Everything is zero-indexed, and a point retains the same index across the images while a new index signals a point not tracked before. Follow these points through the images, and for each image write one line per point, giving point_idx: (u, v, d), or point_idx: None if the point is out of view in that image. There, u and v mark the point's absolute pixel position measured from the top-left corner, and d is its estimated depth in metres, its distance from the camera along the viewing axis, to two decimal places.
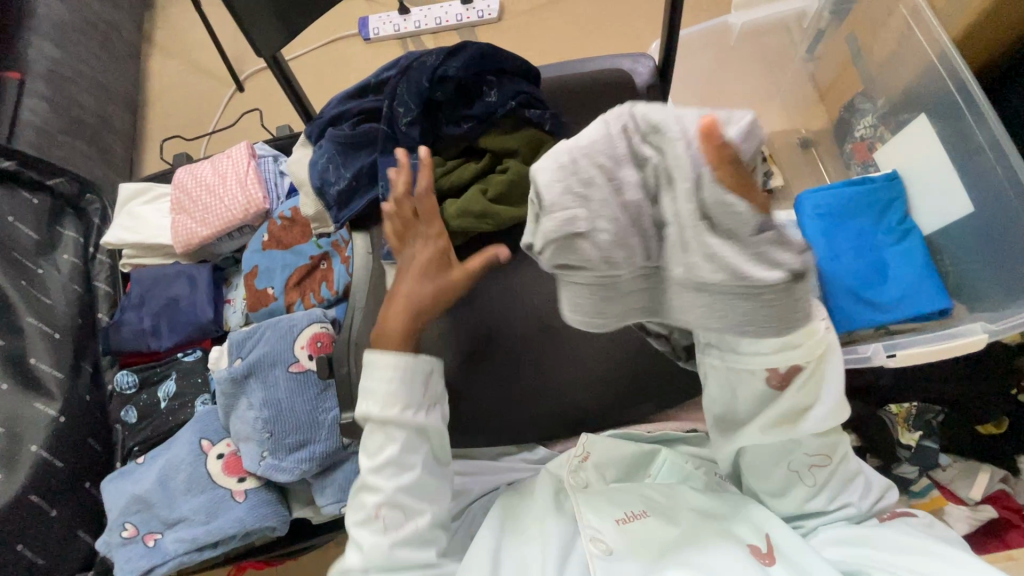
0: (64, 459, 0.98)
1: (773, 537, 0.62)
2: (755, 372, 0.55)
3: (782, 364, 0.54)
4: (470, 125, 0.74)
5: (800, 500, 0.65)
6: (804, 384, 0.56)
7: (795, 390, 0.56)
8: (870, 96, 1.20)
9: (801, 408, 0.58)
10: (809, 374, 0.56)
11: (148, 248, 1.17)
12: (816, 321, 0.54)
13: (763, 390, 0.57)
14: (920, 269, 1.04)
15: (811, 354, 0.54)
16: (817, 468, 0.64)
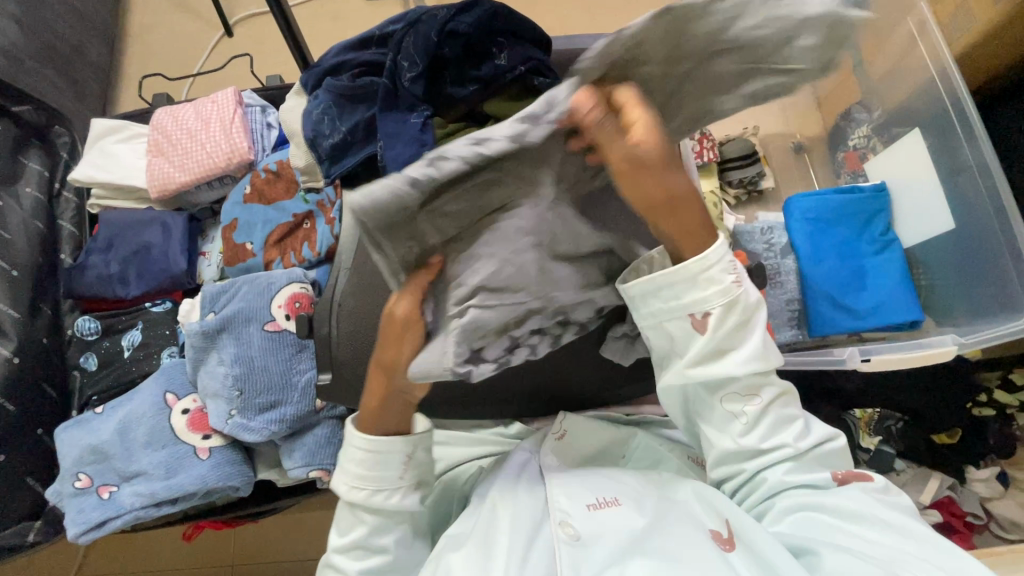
0: (16, 403, 0.93)
1: (731, 521, 0.59)
2: (679, 312, 0.56)
3: (696, 307, 0.55)
4: (476, 86, 0.71)
5: (734, 437, 0.61)
6: (729, 319, 0.56)
7: (721, 325, 0.56)
8: (867, 106, 1.22)
9: (722, 349, 0.58)
10: (739, 313, 0.56)
11: (120, 190, 1.11)
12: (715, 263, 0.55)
13: (684, 327, 0.57)
14: (900, 279, 1.07)
15: (721, 298, 0.56)
16: (753, 415, 0.60)
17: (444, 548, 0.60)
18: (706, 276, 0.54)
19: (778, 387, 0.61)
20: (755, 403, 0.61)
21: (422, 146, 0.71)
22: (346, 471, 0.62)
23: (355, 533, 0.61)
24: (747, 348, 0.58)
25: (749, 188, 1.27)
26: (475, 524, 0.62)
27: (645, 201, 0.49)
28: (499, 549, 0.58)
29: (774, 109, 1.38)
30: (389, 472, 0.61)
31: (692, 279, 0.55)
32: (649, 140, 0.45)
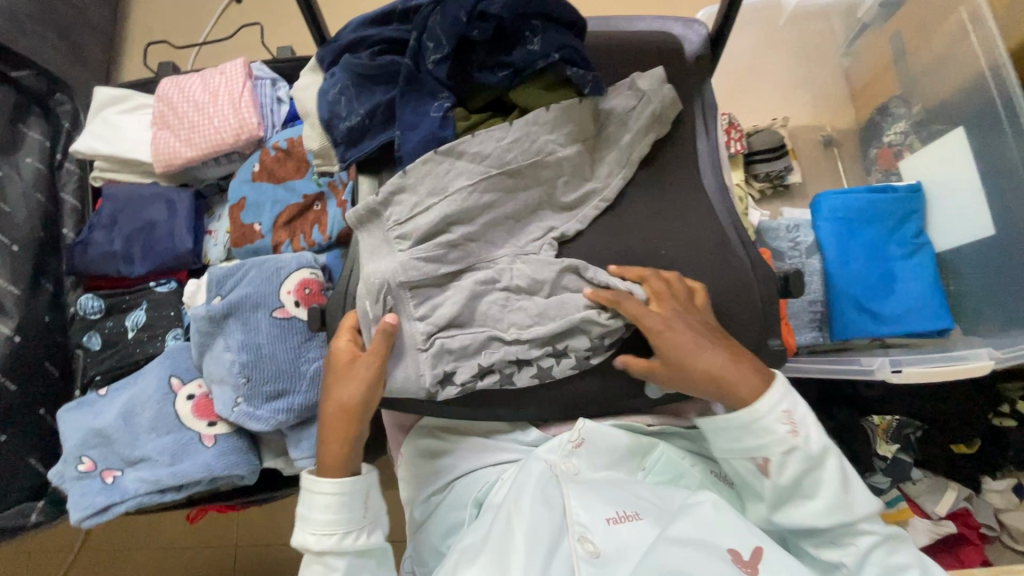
0: (17, 382, 0.91)
1: (762, 550, 0.56)
2: (745, 458, 0.63)
3: (756, 452, 0.62)
4: (505, 73, 0.67)
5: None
6: (787, 467, 0.61)
7: (781, 470, 0.61)
8: (906, 100, 1.14)
9: (800, 496, 0.62)
10: (797, 460, 0.61)
11: (123, 163, 1.07)
12: (772, 412, 0.62)
13: (750, 470, 0.63)
14: (930, 285, 1.02)
15: (780, 448, 0.61)
16: (841, 549, 0.60)
17: (456, 565, 0.58)
18: (758, 424, 0.62)
19: (878, 533, 0.60)
20: (851, 551, 0.60)
21: (444, 137, 0.66)
22: (308, 522, 0.63)
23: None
24: (821, 495, 0.60)
25: (775, 183, 1.21)
26: (490, 537, 0.60)
27: (705, 372, 0.63)
28: (515, 565, 0.56)
29: (804, 101, 1.29)
30: (355, 513, 0.64)
31: (743, 427, 0.62)
32: (672, 340, 0.64)
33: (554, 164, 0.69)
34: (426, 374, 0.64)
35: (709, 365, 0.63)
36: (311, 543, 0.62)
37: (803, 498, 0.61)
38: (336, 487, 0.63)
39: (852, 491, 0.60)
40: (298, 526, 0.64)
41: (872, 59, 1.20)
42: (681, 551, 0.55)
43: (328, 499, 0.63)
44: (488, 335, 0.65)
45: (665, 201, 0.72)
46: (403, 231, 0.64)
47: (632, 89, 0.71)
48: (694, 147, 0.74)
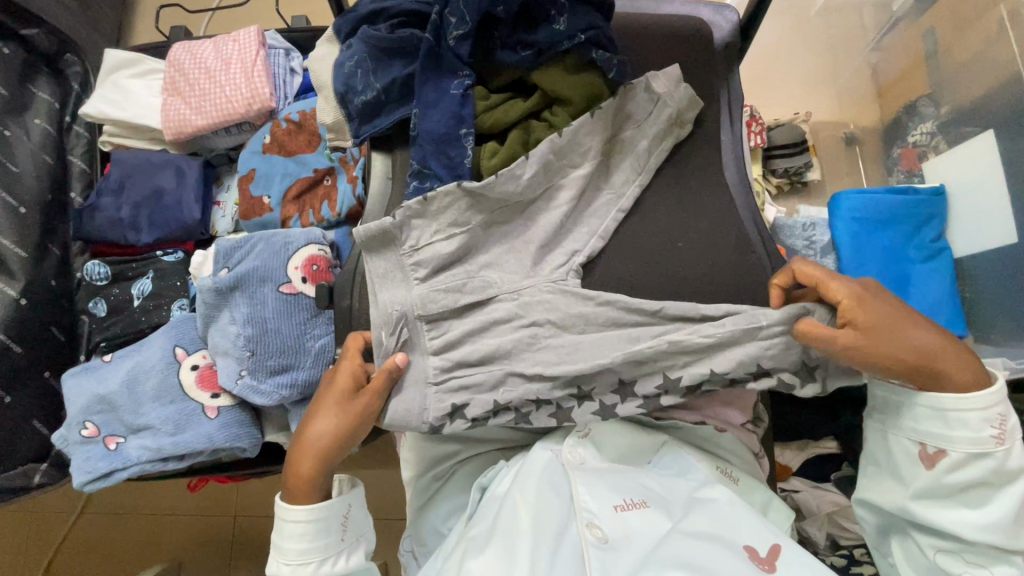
0: (22, 344, 0.91)
1: (780, 547, 0.56)
2: (913, 440, 0.62)
3: (932, 441, 0.60)
4: (528, 53, 0.65)
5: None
6: (968, 467, 0.59)
7: (958, 468, 0.59)
8: (936, 100, 1.08)
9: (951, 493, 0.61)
10: (983, 466, 0.59)
11: (133, 128, 1.05)
12: (974, 415, 0.58)
13: (910, 454, 0.62)
14: (945, 292, 0.98)
15: (966, 449, 0.59)
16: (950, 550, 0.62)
17: (463, 557, 0.57)
18: (959, 416, 0.58)
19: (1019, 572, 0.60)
20: (980, 571, 0.61)
21: (461, 119, 0.65)
22: (282, 553, 0.62)
23: None
24: (986, 509, 0.60)
25: (793, 179, 1.18)
26: (498, 524, 0.59)
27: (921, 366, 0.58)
28: (524, 550, 0.56)
29: (829, 95, 1.26)
30: (331, 541, 0.62)
31: (941, 414, 0.59)
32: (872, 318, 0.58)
33: (572, 149, 0.67)
34: (430, 409, 0.62)
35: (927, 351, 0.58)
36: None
37: (964, 503, 0.61)
38: (309, 514, 0.61)
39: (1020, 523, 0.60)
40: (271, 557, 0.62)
41: (903, 54, 1.15)
42: (695, 542, 0.56)
43: (300, 528, 0.61)
44: (503, 373, 0.62)
45: (685, 193, 0.70)
46: (423, 255, 0.63)
47: (657, 74, 0.69)
48: (716, 139, 0.72)
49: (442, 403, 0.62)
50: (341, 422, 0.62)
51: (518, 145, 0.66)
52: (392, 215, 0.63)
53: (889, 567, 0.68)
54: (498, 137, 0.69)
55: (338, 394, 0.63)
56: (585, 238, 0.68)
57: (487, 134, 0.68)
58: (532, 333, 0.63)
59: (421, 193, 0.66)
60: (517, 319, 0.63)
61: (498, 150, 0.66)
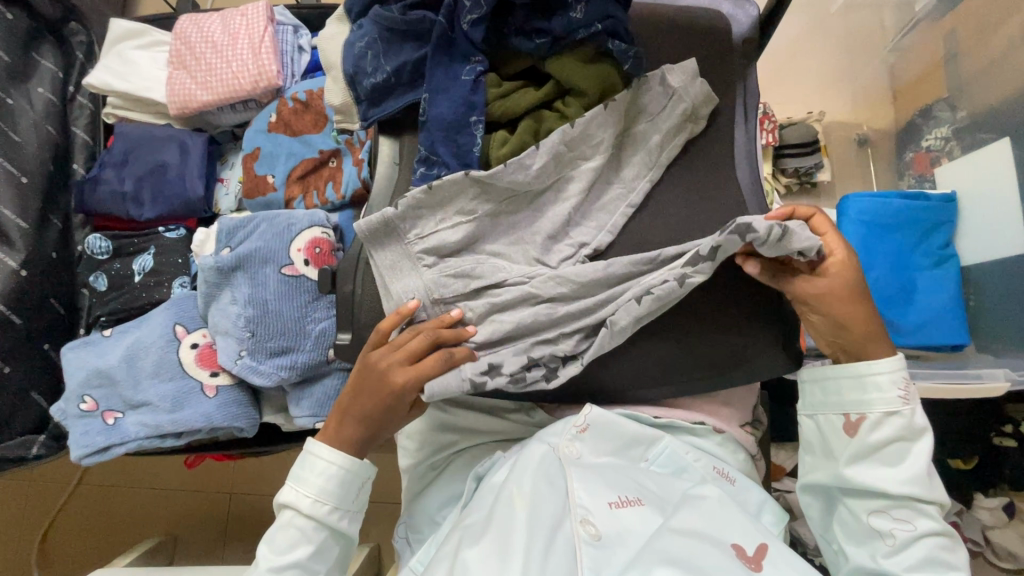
0: (23, 316, 0.91)
1: (766, 546, 0.57)
2: (838, 413, 0.64)
3: (853, 409, 0.63)
4: (542, 41, 0.64)
5: (873, 553, 0.62)
6: (883, 428, 0.62)
7: (875, 429, 0.62)
8: (952, 104, 1.05)
9: (878, 456, 0.62)
10: (896, 425, 0.62)
11: (137, 101, 1.04)
12: (880, 373, 0.62)
13: (835, 427, 0.64)
14: (949, 300, 0.97)
15: (883, 409, 0.62)
16: (887, 518, 0.62)
17: (459, 546, 0.58)
18: (872, 379, 0.63)
19: (939, 524, 0.61)
20: (906, 527, 0.61)
21: (472, 107, 0.64)
22: (300, 483, 0.65)
23: (293, 553, 0.63)
24: (904, 466, 0.61)
25: (802, 179, 1.17)
26: (495, 518, 0.60)
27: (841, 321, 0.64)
28: (518, 544, 0.57)
29: (843, 95, 1.24)
30: (349, 495, 0.65)
31: (857, 378, 0.63)
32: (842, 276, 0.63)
33: (583, 143, 0.66)
34: (468, 369, 0.61)
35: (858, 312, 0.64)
36: (296, 502, 0.64)
37: (884, 464, 0.62)
38: (341, 461, 0.64)
39: (933, 479, 0.62)
40: (290, 485, 0.65)
41: (921, 55, 1.12)
42: (685, 540, 0.56)
43: (327, 473, 0.64)
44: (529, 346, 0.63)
45: (695, 191, 0.69)
46: (428, 244, 0.64)
47: (673, 67, 0.67)
48: (729, 136, 0.71)
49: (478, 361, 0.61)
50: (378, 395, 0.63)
51: (528, 134, 0.65)
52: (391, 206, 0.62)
53: (837, 552, 0.66)
54: (508, 126, 0.68)
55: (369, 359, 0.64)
56: (592, 232, 0.67)
57: (497, 122, 0.67)
58: (535, 327, 0.62)
59: (428, 180, 0.66)
60: (520, 312, 0.63)
61: (509, 141, 0.65)
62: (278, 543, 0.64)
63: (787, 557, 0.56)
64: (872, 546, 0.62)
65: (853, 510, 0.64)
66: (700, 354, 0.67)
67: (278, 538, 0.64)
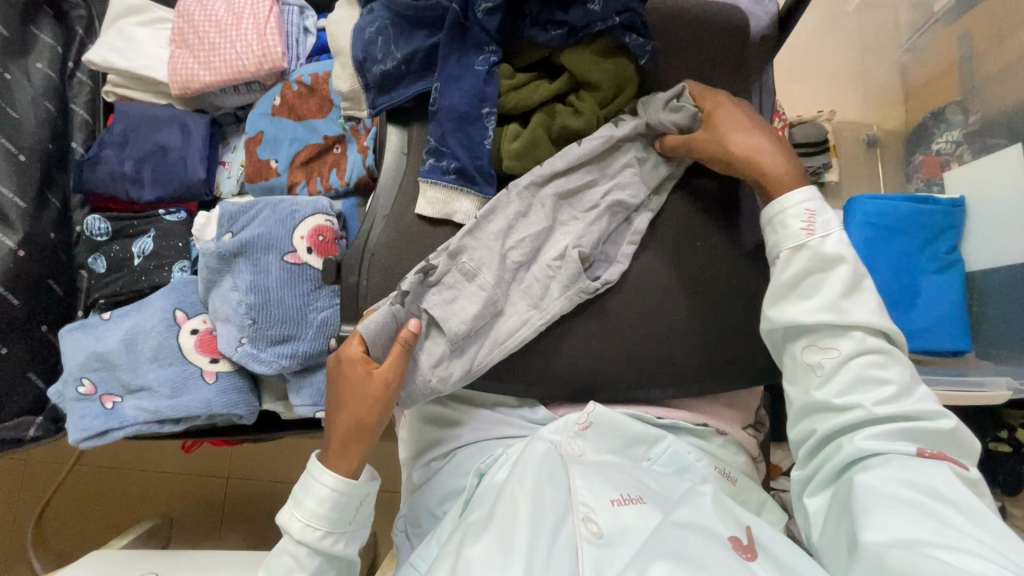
0: (20, 296, 0.90)
1: (752, 529, 0.58)
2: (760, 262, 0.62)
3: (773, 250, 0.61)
4: (558, 32, 0.62)
5: (805, 388, 0.60)
6: (794, 263, 0.59)
7: (786, 268, 0.60)
8: (966, 107, 1.02)
9: (806, 295, 0.59)
10: (806, 257, 0.59)
11: (137, 79, 1.01)
12: (790, 206, 0.59)
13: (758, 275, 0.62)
14: (952, 305, 0.95)
15: (801, 243, 0.59)
16: (820, 353, 0.59)
17: (463, 541, 0.58)
18: (783, 216, 0.60)
19: (864, 341, 0.58)
20: (830, 354, 0.58)
21: (484, 99, 0.63)
22: (297, 507, 0.63)
23: None
24: (820, 296, 0.58)
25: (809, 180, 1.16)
26: (497, 513, 0.60)
27: (740, 156, 0.61)
28: (518, 541, 0.57)
29: (853, 96, 1.24)
30: (343, 518, 0.63)
31: (774, 219, 0.61)
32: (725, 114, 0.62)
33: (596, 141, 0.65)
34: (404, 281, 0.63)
35: (759, 141, 0.61)
36: (290, 525, 0.62)
37: (802, 298, 0.59)
38: (334, 484, 0.62)
39: (853, 301, 0.58)
40: (286, 508, 0.63)
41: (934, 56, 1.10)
42: (684, 533, 0.56)
43: (322, 497, 0.62)
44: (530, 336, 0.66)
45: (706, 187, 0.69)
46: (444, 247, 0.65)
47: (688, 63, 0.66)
48: None
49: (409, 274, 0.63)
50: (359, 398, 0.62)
51: (540, 129, 0.64)
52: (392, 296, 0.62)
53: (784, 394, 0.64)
54: (520, 119, 0.67)
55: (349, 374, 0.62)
56: (601, 229, 0.66)
57: (509, 115, 0.66)
58: None
59: (437, 172, 0.65)
60: None
61: (520, 135, 0.64)
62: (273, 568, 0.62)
63: (778, 540, 0.57)
64: (803, 381, 0.60)
65: (787, 353, 0.62)
66: (710, 362, 0.67)
67: (274, 564, 0.63)
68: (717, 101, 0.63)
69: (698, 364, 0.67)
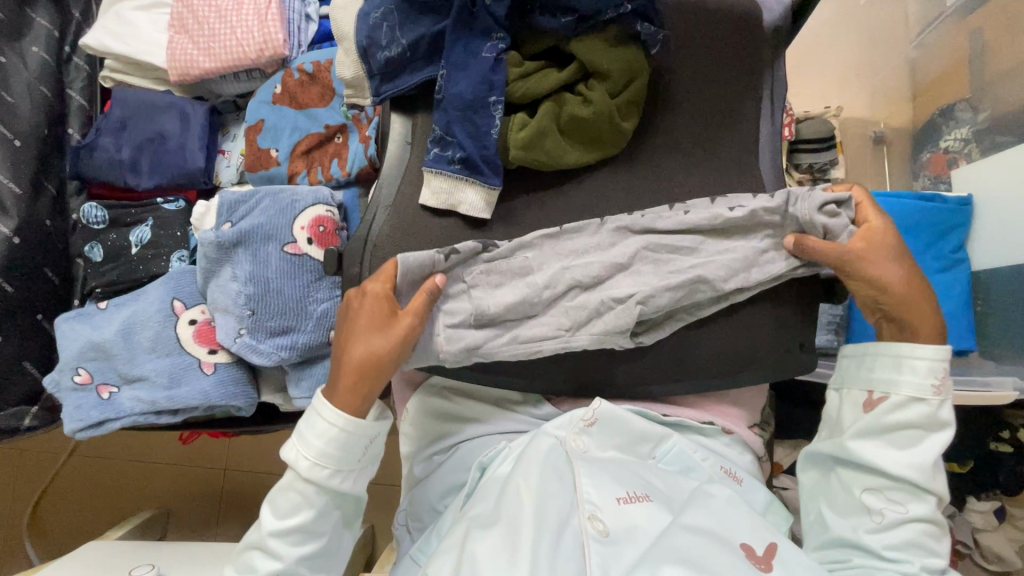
0: (15, 284, 0.89)
1: (775, 546, 0.57)
2: (863, 387, 0.63)
3: (880, 386, 0.61)
4: (568, 20, 0.61)
5: (856, 526, 0.62)
6: (905, 411, 0.60)
7: (895, 412, 0.60)
8: (974, 104, 1.01)
9: (903, 441, 0.61)
10: (919, 411, 0.60)
11: (135, 65, 0.99)
12: (917, 358, 0.60)
13: (851, 401, 0.63)
14: (957, 304, 0.93)
15: (910, 392, 0.60)
16: (877, 495, 0.61)
17: (468, 534, 0.58)
18: (909, 361, 0.60)
19: (932, 511, 0.60)
20: (899, 509, 0.60)
21: (491, 87, 0.62)
22: (301, 440, 0.60)
23: (293, 520, 0.60)
24: (914, 451, 0.60)
25: (815, 176, 1.13)
26: (503, 509, 0.59)
27: (887, 288, 0.61)
28: (525, 539, 0.56)
29: (861, 91, 1.22)
30: (351, 457, 0.60)
31: (895, 358, 0.61)
32: (882, 242, 0.62)
33: (604, 133, 0.63)
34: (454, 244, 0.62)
35: (907, 279, 0.61)
36: (296, 463, 0.59)
37: (894, 446, 0.61)
38: (343, 423, 0.58)
39: (939, 481, 0.60)
40: (292, 444, 0.60)
41: (943, 52, 1.08)
42: (695, 537, 0.56)
43: (329, 432, 0.59)
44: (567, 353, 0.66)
45: (716, 181, 0.67)
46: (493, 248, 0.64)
47: (699, 55, 0.65)
48: (753, 128, 0.68)
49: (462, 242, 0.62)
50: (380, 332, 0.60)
51: (548, 118, 0.62)
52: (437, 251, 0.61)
53: (813, 523, 0.66)
54: (528, 109, 0.65)
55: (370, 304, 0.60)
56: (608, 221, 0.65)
57: (516, 105, 0.65)
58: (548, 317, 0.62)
59: (441, 161, 0.63)
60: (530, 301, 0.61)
61: (527, 125, 0.63)
62: (280, 504, 0.60)
63: (796, 554, 0.56)
64: (857, 520, 0.62)
65: (847, 486, 0.63)
66: (718, 360, 0.66)
67: (281, 500, 0.60)
68: (874, 225, 0.62)
69: (706, 362, 0.66)
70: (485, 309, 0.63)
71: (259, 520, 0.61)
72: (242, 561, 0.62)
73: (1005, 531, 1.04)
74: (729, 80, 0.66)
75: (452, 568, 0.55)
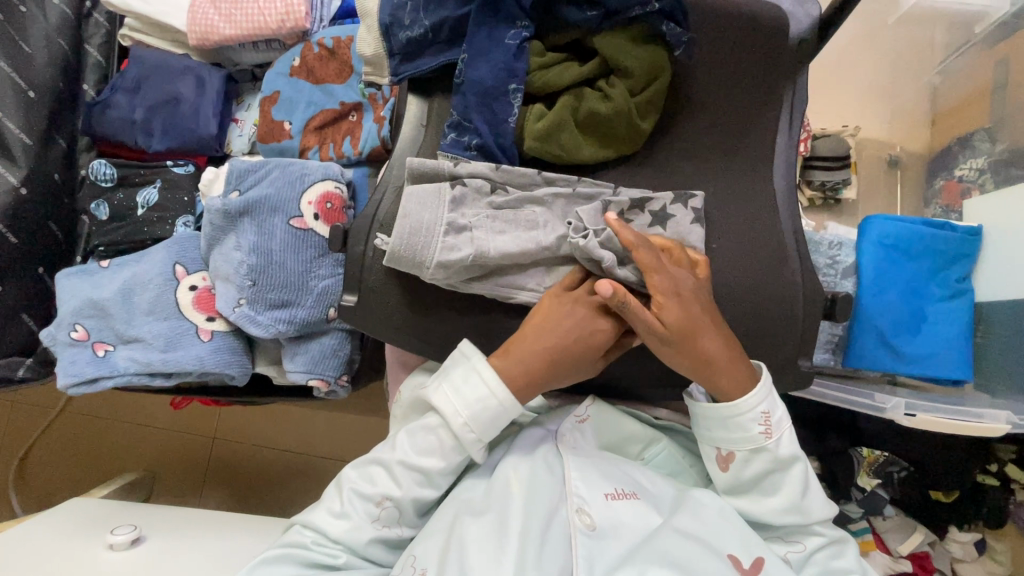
0: (19, 236, 0.89)
1: (762, 560, 0.56)
2: (711, 448, 0.62)
3: (723, 444, 0.61)
4: (594, 13, 0.61)
5: None
6: (754, 464, 0.60)
7: (745, 466, 0.60)
8: (993, 135, 0.99)
9: (767, 487, 0.61)
10: (765, 460, 0.60)
11: (155, 25, 0.99)
12: (747, 417, 0.59)
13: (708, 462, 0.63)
14: (960, 334, 0.91)
15: (751, 447, 0.60)
16: (776, 541, 0.62)
17: (459, 517, 0.58)
18: (737, 419, 0.59)
19: (824, 537, 0.61)
20: (797, 548, 0.61)
21: (512, 75, 0.61)
22: (457, 396, 0.59)
23: (429, 462, 0.60)
24: (780, 495, 0.60)
25: (827, 194, 1.13)
26: (494, 498, 0.59)
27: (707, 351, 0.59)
28: (513, 529, 0.56)
29: (879, 114, 1.20)
30: (496, 429, 0.60)
31: (723, 420, 0.60)
32: (674, 312, 0.58)
33: (620, 133, 0.63)
34: (456, 162, 0.63)
35: (705, 348, 0.59)
36: (443, 409, 0.59)
37: (763, 495, 0.61)
38: (501, 392, 0.58)
39: (811, 498, 0.60)
40: (444, 393, 0.59)
41: (965, 82, 1.07)
42: (683, 543, 0.56)
43: (483, 402, 0.58)
44: None
45: (731, 190, 0.67)
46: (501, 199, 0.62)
47: (721, 64, 0.65)
48: (771, 140, 0.67)
49: (467, 169, 0.62)
50: (565, 339, 0.60)
51: (566, 111, 0.62)
52: (450, 161, 0.62)
53: None
54: (546, 100, 0.65)
55: (574, 306, 0.60)
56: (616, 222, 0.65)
57: (536, 95, 0.64)
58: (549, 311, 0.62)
59: (458, 147, 0.63)
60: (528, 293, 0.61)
61: (543, 119, 0.62)
62: (420, 441, 0.61)
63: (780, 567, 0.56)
64: None
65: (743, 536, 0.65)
66: None
67: (422, 438, 0.61)
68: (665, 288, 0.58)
69: None
70: (486, 288, 0.63)
71: (394, 443, 0.62)
72: (367, 471, 0.61)
73: (983, 564, 1.05)
74: (749, 90, 0.66)
75: (440, 547, 0.56)
